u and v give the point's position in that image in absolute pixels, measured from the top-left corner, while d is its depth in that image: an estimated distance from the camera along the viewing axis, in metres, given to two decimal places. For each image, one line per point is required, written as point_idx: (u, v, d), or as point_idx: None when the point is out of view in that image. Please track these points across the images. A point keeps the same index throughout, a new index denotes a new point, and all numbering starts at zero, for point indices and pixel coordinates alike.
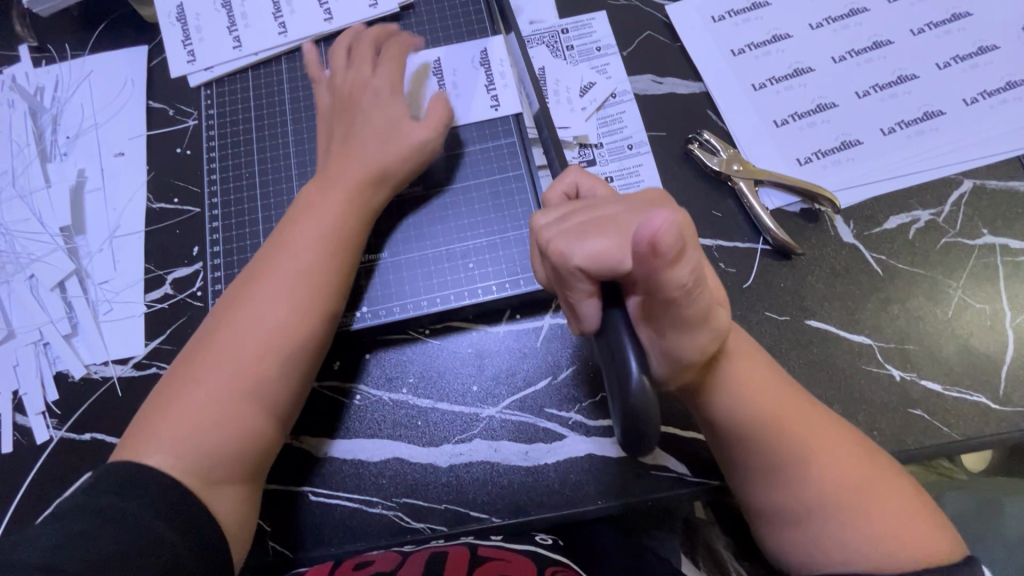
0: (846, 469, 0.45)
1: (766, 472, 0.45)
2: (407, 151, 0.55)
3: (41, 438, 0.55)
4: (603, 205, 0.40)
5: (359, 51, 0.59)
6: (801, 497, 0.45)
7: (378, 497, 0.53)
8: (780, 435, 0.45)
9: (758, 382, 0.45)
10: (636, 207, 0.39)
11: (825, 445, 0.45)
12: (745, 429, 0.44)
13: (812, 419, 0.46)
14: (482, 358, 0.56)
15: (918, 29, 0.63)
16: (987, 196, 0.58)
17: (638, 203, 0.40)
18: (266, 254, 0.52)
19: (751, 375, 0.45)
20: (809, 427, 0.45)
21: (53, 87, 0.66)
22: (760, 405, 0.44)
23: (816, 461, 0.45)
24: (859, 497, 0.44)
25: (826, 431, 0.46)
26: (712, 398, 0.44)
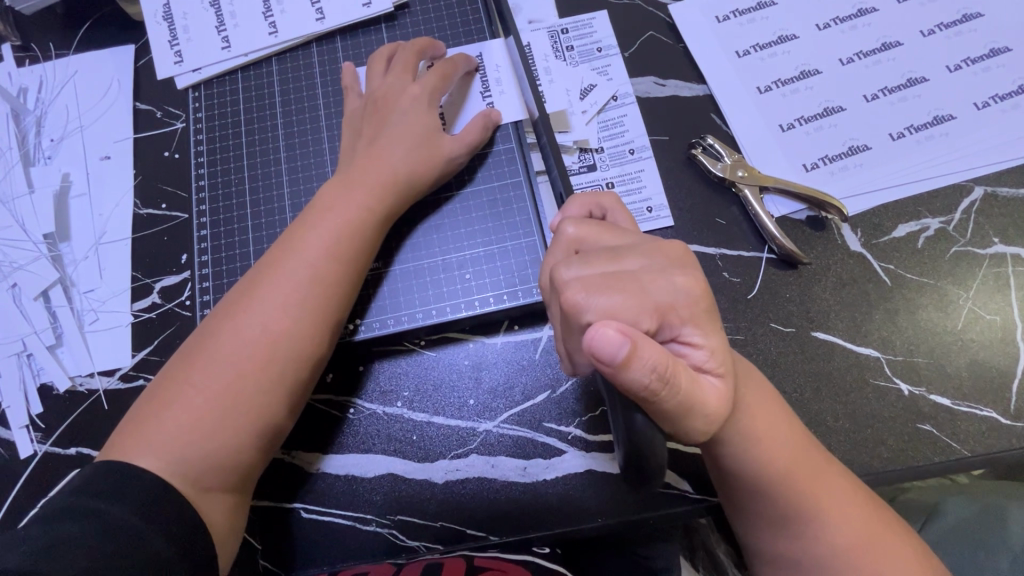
0: (859, 529, 0.43)
1: (776, 523, 0.44)
2: (437, 164, 0.55)
3: (24, 453, 0.53)
4: (629, 250, 0.39)
5: (402, 56, 0.57)
6: (811, 551, 0.43)
7: (372, 514, 0.51)
8: (796, 491, 0.43)
9: (775, 436, 0.43)
10: (663, 258, 0.39)
11: (841, 503, 0.43)
12: (758, 484, 0.43)
13: (830, 475, 0.44)
14: (479, 371, 0.54)
15: (929, 30, 0.61)
16: (998, 204, 0.56)
17: (661, 261, 0.38)
18: (276, 253, 0.49)
19: (768, 430, 0.43)
20: (826, 482, 0.43)
21: (37, 88, 0.64)
22: (777, 461, 0.42)
23: (829, 519, 0.43)
24: (869, 559, 0.42)
25: (843, 488, 0.44)
26: (725, 454, 0.42)
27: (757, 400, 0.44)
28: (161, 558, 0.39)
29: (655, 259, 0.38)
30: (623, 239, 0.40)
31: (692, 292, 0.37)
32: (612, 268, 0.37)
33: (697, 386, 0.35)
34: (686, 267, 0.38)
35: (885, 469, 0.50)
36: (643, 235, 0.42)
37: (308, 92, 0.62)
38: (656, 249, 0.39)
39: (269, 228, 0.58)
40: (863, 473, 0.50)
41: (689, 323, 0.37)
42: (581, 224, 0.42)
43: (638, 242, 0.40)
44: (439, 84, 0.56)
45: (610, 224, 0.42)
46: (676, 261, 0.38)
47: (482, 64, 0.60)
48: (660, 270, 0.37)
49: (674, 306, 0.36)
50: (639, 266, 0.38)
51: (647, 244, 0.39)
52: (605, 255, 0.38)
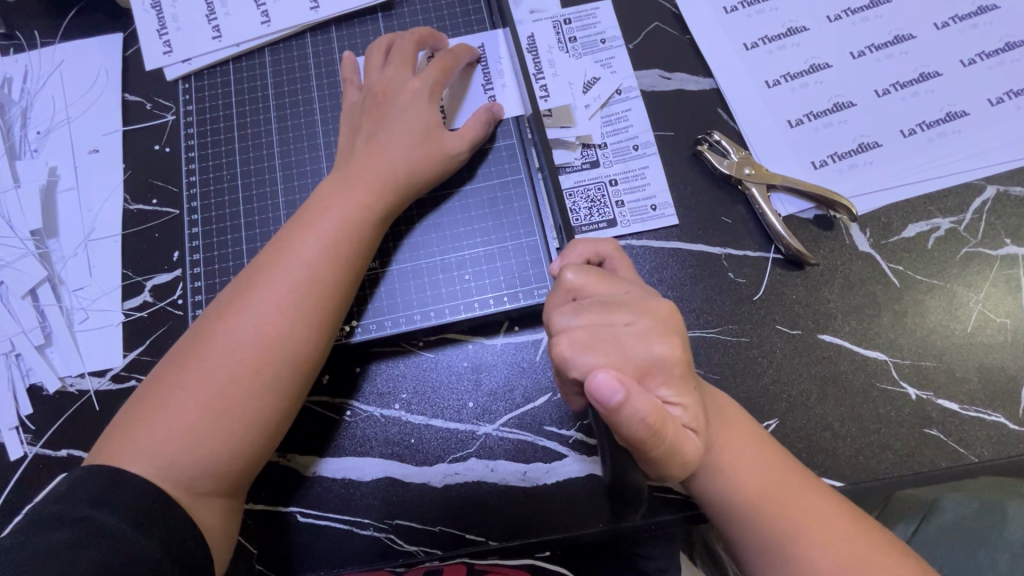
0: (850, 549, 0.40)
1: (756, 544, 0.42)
2: (437, 161, 0.53)
3: (14, 454, 0.52)
4: (621, 301, 0.38)
5: (400, 47, 0.55)
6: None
7: (369, 519, 0.50)
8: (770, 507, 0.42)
9: (742, 454, 0.43)
10: (656, 317, 0.38)
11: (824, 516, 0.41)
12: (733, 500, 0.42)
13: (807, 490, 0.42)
14: (479, 373, 0.53)
15: (943, 22, 0.60)
16: (1011, 204, 0.55)
17: (647, 322, 0.37)
18: (272, 253, 0.48)
19: (737, 448, 0.43)
20: (803, 495, 0.42)
21: (21, 78, 0.62)
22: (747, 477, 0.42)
23: (813, 536, 0.41)
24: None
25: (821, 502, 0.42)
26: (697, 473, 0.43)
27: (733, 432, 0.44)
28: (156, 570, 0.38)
29: (642, 320, 0.37)
30: (619, 292, 0.39)
31: (671, 358, 0.37)
32: (603, 326, 0.37)
33: (676, 439, 0.36)
34: (669, 333, 0.37)
35: (889, 475, 0.50)
36: (638, 283, 0.40)
37: (302, 83, 0.60)
38: (645, 308, 0.38)
39: (263, 226, 0.56)
40: (867, 478, 0.50)
41: (667, 384, 0.37)
42: (580, 272, 0.40)
43: (632, 293, 0.39)
44: (439, 78, 0.54)
45: (606, 273, 0.41)
46: (664, 324, 0.37)
47: (484, 55, 0.59)
48: (648, 335, 0.37)
49: (652, 370, 0.36)
50: (626, 323, 0.37)
51: (639, 299, 0.38)
52: (598, 307, 0.38)
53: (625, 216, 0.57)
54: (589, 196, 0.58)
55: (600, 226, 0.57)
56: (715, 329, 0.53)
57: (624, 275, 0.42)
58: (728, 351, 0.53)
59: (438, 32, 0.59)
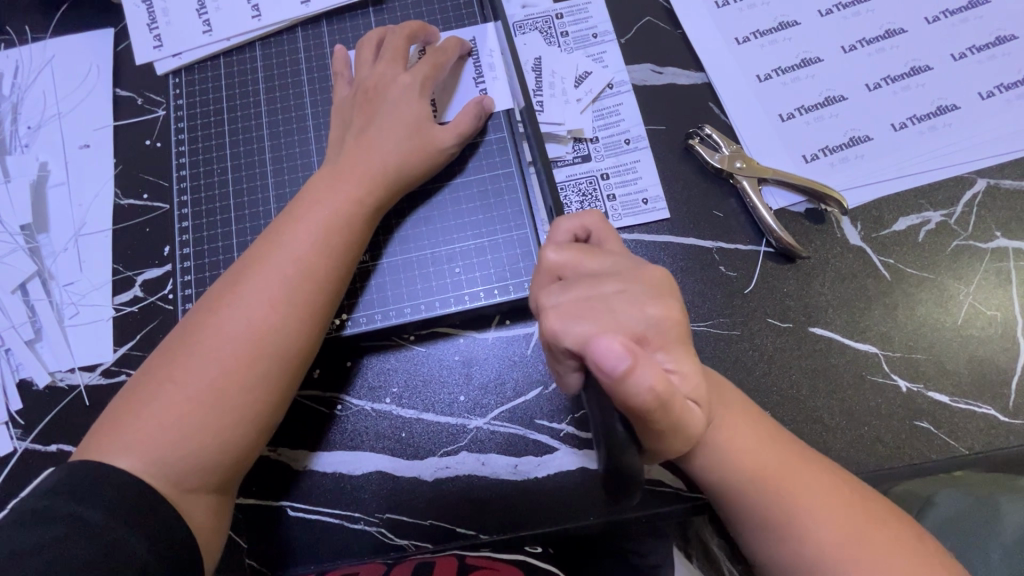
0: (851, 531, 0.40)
1: (756, 524, 0.42)
2: (428, 155, 0.53)
3: (3, 449, 0.52)
4: (608, 273, 0.38)
5: (391, 42, 0.55)
6: (797, 557, 0.40)
7: (360, 513, 0.50)
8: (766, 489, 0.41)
9: (737, 432, 0.42)
10: (646, 285, 0.38)
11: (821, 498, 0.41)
12: (728, 483, 0.42)
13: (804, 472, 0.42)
14: (470, 367, 0.53)
15: (933, 17, 0.60)
16: (1001, 197, 0.55)
17: (638, 290, 0.37)
18: (262, 247, 0.48)
19: (736, 428, 0.42)
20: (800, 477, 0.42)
21: (11, 73, 0.61)
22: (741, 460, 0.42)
23: (808, 520, 0.40)
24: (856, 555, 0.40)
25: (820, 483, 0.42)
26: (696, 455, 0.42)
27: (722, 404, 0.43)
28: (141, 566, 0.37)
29: (633, 287, 0.37)
30: (606, 265, 0.39)
31: (664, 321, 0.37)
32: (597, 298, 0.37)
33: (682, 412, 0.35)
34: (660, 298, 0.37)
35: (880, 467, 0.50)
36: (624, 255, 0.41)
37: (293, 78, 0.60)
38: (634, 278, 0.38)
39: (254, 220, 0.56)
40: (857, 471, 0.50)
41: (662, 349, 0.36)
42: (564, 251, 0.40)
43: (618, 265, 0.39)
44: (431, 73, 0.54)
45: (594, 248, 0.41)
46: (653, 290, 0.38)
47: (474, 48, 0.59)
48: (641, 303, 0.37)
49: (646, 335, 0.36)
50: (615, 290, 0.37)
51: (627, 270, 0.39)
52: (586, 280, 0.38)
53: (617, 210, 0.57)
54: (581, 190, 0.58)
55: None
56: (707, 322, 0.53)
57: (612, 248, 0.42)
58: (719, 345, 0.53)
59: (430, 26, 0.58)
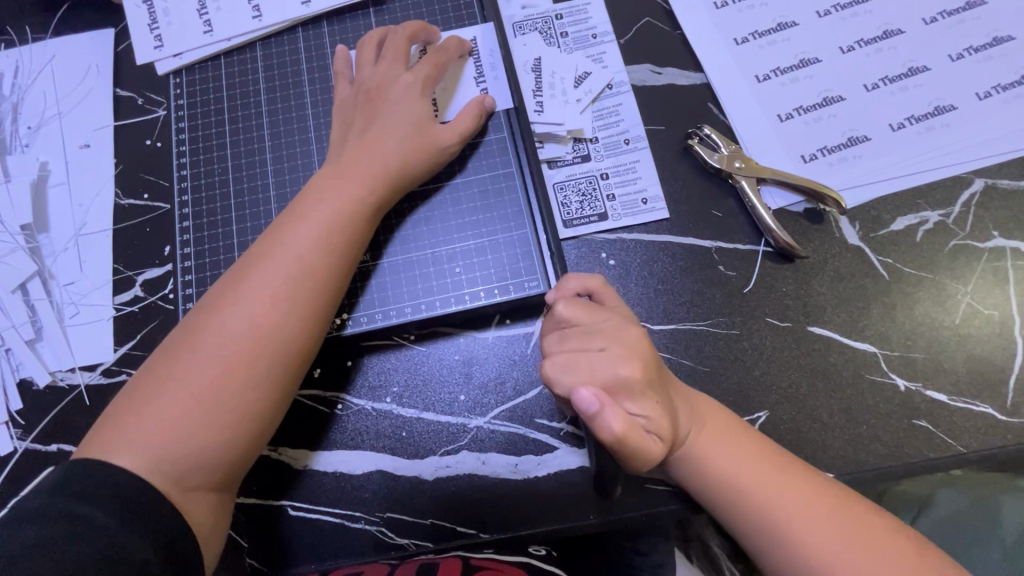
0: (830, 537, 0.41)
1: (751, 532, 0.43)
2: (429, 155, 0.53)
3: (4, 449, 0.52)
4: (599, 326, 0.43)
5: (393, 42, 0.56)
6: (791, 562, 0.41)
7: (361, 512, 0.50)
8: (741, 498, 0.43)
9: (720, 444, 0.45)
10: (630, 343, 0.43)
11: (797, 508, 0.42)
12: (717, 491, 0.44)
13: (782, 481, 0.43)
14: (470, 366, 0.53)
15: (931, 18, 0.60)
16: (998, 196, 0.55)
17: (618, 347, 0.42)
18: (264, 245, 0.48)
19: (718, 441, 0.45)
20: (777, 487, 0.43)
21: (12, 73, 0.61)
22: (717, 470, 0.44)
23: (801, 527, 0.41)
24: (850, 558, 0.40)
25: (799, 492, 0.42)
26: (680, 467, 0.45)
27: (706, 413, 0.46)
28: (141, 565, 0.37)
29: (615, 345, 0.42)
30: (599, 320, 0.44)
31: (637, 376, 0.41)
32: (588, 352, 0.42)
33: (645, 445, 0.40)
34: (639, 356, 0.42)
35: (879, 466, 0.50)
36: (618, 311, 0.45)
37: (294, 78, 0.60)
38: (618, 336, 0.43)
39: (254, 219, 0.56)
40: (857, 469, 0.50)
41: (634, 397, 0.41)
42: (570, 304, 0.44)
43: (609, 320, 0.44)
44: (432, 73, 0.55)
45: (595, 304, 0.46)
46: (634, 346, 0.42)
47: (474, 47, 0.59)
48: (619, 359, 0.42)
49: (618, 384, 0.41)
50: (601, 348, 0.42)
51: (615, 327, 0.43)
52: (580, 330, 0.43)
53: (616, 210, 0.57)
54: (581, 189, 0.58)
55: (591, 219, 0.57)
56: (706, 321, 0.54)
57: (612, 305, 0.46)
58: (718, 344, 0.53)
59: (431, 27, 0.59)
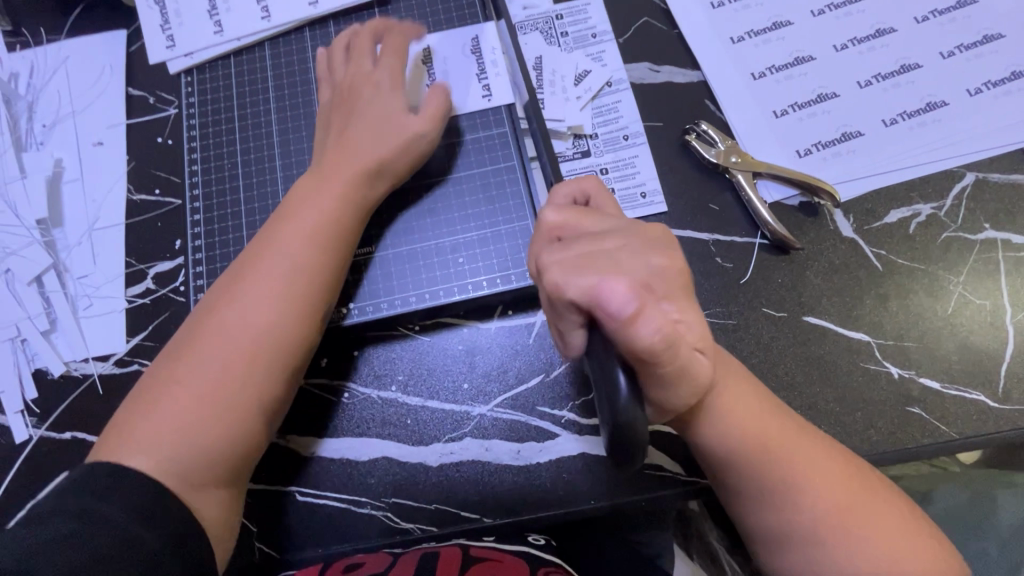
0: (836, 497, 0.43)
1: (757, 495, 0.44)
2: (404, 143, 0.54)
3: (20, 437, 0.53)
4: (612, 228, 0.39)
5: (357, 42, 0.57)
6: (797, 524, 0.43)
7: (367, 497, 0.52)
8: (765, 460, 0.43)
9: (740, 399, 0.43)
10: (646, 238, 0.38)
11: (817, 467, 0.43)
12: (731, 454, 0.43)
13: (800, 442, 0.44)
14: (473, 355, 0.54)
15: (922, 16, 0.61)
16: (990, 189, 0.57)
17: (637, 241, 0.37)
18: (254, 249, 0.49)
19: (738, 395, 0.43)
20: (797, 448, 0.43)
21: (27, 73, 0.63)
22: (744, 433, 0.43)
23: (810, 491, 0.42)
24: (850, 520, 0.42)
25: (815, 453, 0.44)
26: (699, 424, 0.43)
27: (721, 356, 0.44)
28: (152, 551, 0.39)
29: (631, 240, 0.38)
30: (603, 224, 0.39)
31: (667, 271, 0.36)
32: (605, 250, 0.37)
33: (688, 357, 0.35)
34: (658, 249, 0.37)
35: (874, 452, 0.51)
36: (621, 218, 0.41)
37: (301, 77, 0.62)
38: (633, 232, 0.39)
39: (263, 213, 0.58)
40: (853, 455, 0.51)
41: (668, 298, 0.35)
42: (561, 211, 0.41)
43: (619, 225, 0.40)
44: (398, 63, 0.55)
45: (589, 210, 0.41)
46: (651, 242, 0.38)
47: (437, 53, 0.60)
48: (643, 255, 0.36)
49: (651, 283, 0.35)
50: (616, 245, 0.37)
51: (625, 227, 0.39)
52: (591, 230, 0.39)
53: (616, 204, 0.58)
54: None
55: None
56: (704, 311, 0.55)
57: (609, 211, 0.42)
58: (716, 333, 0.54)
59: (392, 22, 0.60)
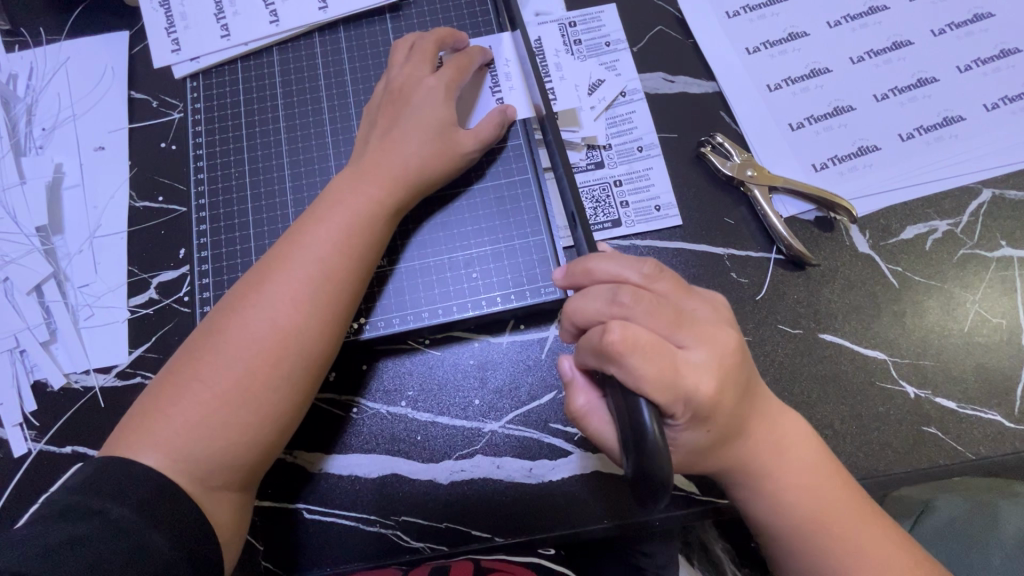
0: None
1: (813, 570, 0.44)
2: (451, 159, 0.53)
3: (18, 451, 0.52)
4: (693, 322, 0.40)
5: (420, 46, 0.55)
6: None
7: (377, 515, 0.51)
8: (822, 537, 0.43)
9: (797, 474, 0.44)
10: (721, 348, 0.40)
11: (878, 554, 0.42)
12: (790, 520, 0.44)
13: (866, 525, 0.43)
14: (485, 371, 0.53)
15: (940, 29, 0.61)
16: (1006, 207, 0.56)
17: (711, 340, 0.39)
18: (283, 246, 0.48)
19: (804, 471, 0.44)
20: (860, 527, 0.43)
21: (26, 75, 0.61)
22: (799, 504, 0.44)
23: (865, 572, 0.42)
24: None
25: (880, 542, 0.43)
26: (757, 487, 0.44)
27: (797, 432, 0.45)
28: (167, 563, 0.38)
29: (707, 342, 0.39)
30: (694, 309, 0.41)
31: (710, 366, 0.39)
32: (668, 309, 0.39)
33: (660, 373, 0.36)
34: (718, 356, 0.39)
35: (890, 472, 0.51)
36: (716, 324, 0.41)
37: (310, 83, 0.60)
38: (715, 338, 0.40)
39: (271, 224, 0.57)
40: (868, 475, 0.50)
41: (700, 374, 0.38)
42: (667, 280, 0.41)
43: (705, 324, 0.40)
44: (456, 76, 0.54)
45: (690, 299, 0.41)
46: (722, 348, 0.40)
47: (494, 57, 0.58)
48: (698, 353, 0.39)
49: (690, 362, 0.38)
50: (691, 327, 0.39)
51: (711, 329, 0.40)
52: (668, 317, 0.39)
53: (630, 217, 0.57)
54: (594, 196, 0.58)
55: (605, 226, 0.57)
56: None
57: (702, 312, 0.41)
58: None
59: (459, 32, 0.59)
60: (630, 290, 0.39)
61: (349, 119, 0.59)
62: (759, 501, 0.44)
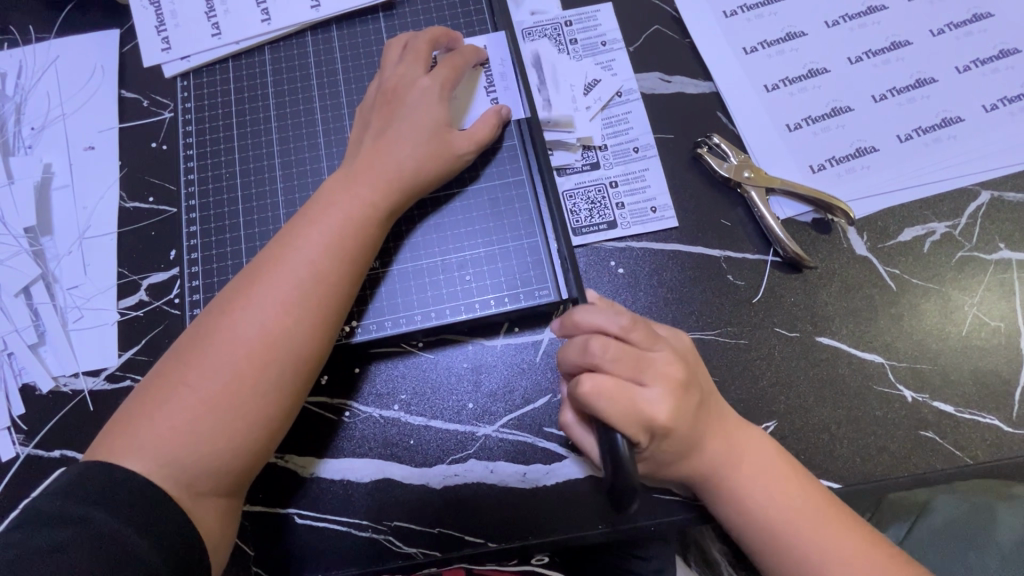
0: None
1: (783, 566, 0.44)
2: (445, 160, 0.52)
3: (6, 455, 0.51)
4: (656, 364, 0.41)
5: (414, 46, 0.55)
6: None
7: (369, 521, 0.50)
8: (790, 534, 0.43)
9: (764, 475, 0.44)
10: (681, 388, 0.42)
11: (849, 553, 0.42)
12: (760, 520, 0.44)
13: (837, 533, 0.43)
14: (479, 374, 0.53)
15: (938, 29, 0.60)
16: (1004, 209, 0.56)
17: (672, 381, 0.41)
18: (274, 248, 0.47)
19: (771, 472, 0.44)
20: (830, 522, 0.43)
21: (15, 74, 0.61)
22: (767, 501, 0.44)
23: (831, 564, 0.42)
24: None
25: (855, 541, 0.43)
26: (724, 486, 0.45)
27: (757, 437, 0.46)
28: (152, 569, 0.37)
29: (668, 383, 0.41)
30: (660, 348, 0.42)
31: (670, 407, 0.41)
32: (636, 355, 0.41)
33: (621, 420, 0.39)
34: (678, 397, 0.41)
35: (887, 476, 0.50)
36: (678, 362, 0.43)
37: (302, 82, 0.60)
38: (676, 378, 0.42)
39: (262, 225, 0.56)
40: (865, 480, 0.50)
41: (660, 416, 0.40)
42: (638, 323, 0.42)
43: (668, 364, 0.42)
44: (450, 76, 0.54)
45: (658, 339, 0.43)
46: (681, 388, 0.41)
47: (488, 57, 0.58)
48: (660, 397, 0.41)
49: (651, 407, 0.40)
50: (656, 371, 0.41)
51: (672, 368, 0.42)
52: (634, 363, 0.41)
53: (625, 218, 0.57)
54: (590, 197, 0.58)
55: (600, 227, 0.57)
56: (714, 330, 0.53)
57: (668, 352, 0.42)
58: (729, 354, 0.53)
59: (453, 32, 0.58)
60: (601, 339, 0.41)
61: (342, 119, 0.58)
62: (726, 511, 0.45)
